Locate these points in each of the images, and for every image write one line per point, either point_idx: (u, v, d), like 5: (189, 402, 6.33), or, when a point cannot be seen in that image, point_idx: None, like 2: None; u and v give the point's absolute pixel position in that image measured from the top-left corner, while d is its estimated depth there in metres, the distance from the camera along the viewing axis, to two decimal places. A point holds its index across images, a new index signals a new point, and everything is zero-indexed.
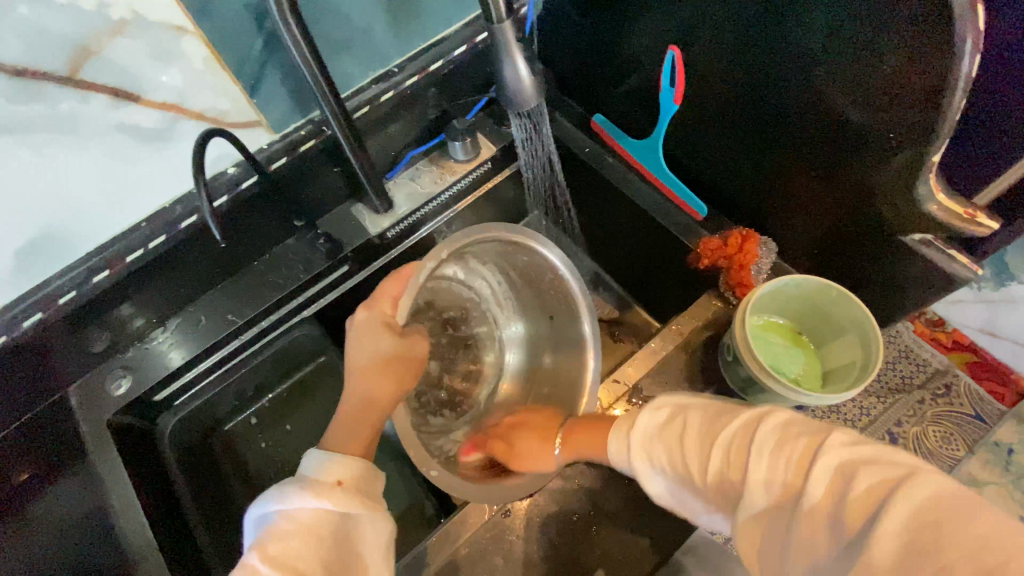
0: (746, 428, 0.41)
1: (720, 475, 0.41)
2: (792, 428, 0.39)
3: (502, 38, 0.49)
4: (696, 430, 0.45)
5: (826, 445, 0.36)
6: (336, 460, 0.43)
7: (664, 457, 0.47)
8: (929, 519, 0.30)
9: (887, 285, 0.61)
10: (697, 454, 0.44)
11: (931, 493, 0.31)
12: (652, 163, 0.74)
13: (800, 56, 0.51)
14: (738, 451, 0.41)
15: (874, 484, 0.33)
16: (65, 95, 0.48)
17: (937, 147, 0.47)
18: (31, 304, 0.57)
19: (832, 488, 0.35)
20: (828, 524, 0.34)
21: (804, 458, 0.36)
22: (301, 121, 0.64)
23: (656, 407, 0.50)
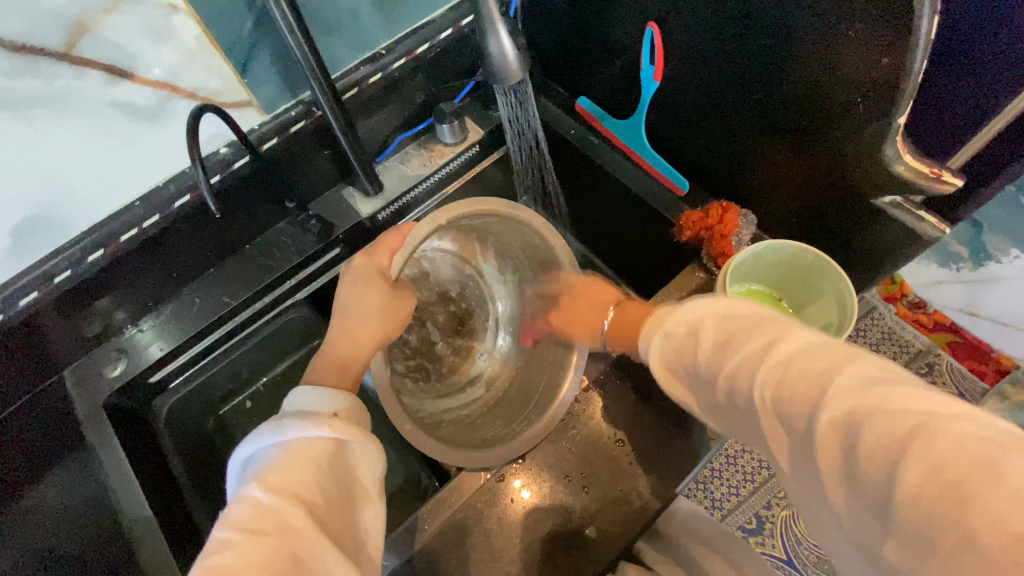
0: (755, 356, 0.37)
1: (722, 396, 0.39)
2: (806, 361, 0.34)
3: (485, 11, 0.51)
4: (708, 322, 0.41)
5: (831, 391, 0.32)
6: (329, 395, 0.45)
7: (670, 353, 0.44)
8: (950, 477, 0.27)
9: (865, 250, 0.63)
10: (685, 338, 0.43)
11: (931, 451, 0.28)
12: (635, 142, 0.76)
13: (772, 22, 0.53)
14: (748, 380, 0.37)
15: (874, 440, 0.30)
16: (61, 71, 0.50)
17: (902, 111, 0.49)
18: (26, 283, 0.57)
19: (838, 433, 0.32)
20: (837, 483, 0.32)
21: (810, 395, 0.33)
22: (291, 102, 0.65)
23: (677, 320, 0.44)
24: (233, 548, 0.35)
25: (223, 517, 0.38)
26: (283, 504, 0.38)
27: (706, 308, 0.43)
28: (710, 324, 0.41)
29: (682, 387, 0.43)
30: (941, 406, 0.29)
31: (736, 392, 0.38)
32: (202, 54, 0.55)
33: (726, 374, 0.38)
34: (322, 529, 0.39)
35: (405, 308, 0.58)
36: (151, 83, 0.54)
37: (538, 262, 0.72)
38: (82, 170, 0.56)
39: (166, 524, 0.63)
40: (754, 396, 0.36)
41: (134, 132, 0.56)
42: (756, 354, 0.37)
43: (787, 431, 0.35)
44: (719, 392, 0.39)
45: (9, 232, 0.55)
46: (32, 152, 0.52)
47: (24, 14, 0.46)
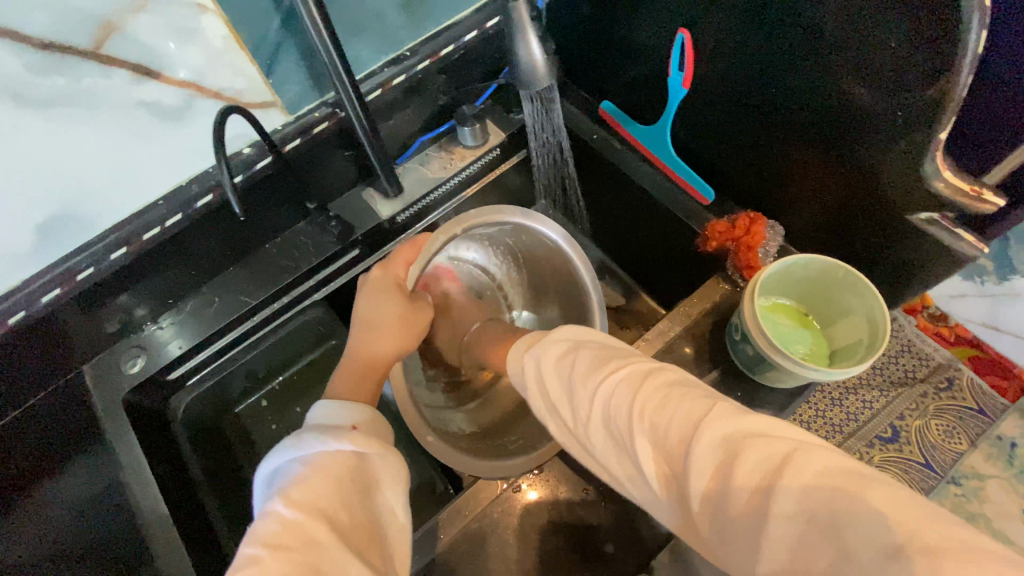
0: (634, 384, 0.40)
1: (611, 425, 0.40)
2: (673, 392, 0.38)
3: (516, 14, 0.50)
4: (585, 363, 0.43)
5: (712, 417, 0.35)
6: (348, 409, 0.47)
7: (557, 393, 0.44)
8: (822, 498, 0.29)
9: (897, 267, 0.61)
10: (581, 382, 0.42)
11: (809, 479, 0.30)
12: (659, 148, 0.75)
13: (810, 29, 0.51)
14: (626, 406, 0.39)
15: (761, 468, 0.32)
16: (89, 69, 0.53)
17: (943, 127, 0.47)
18: (48, 280, 0.57)
19: (721, 464, 0.33)
20: (721, 518, 0.33)
21: (690, 425, 0.35)
22: (316, 102, 0.63)
23: (556, 341, 0.47)
24: (259, 565, 0.35)
25: (249, 534, 0.38)
26: (306, 517, 0.38)
27: (592, 350, 0.44)
28: (590, 358, 0.43)
29: (566, 412, 0.44)
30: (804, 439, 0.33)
31: (620, 429, 0.39)
32: (227, 54, 0.58)
33: (610, 406, 0.40)
34: (346, 542, 0.38)
35: (421, 319, 0.60)
36: (178, 82, 0.57)
37: (555, 267, 0.73)
38: (100, 168, 0.58)
39: (181, 522, 0.63)
40: (635, 427, 0.38)
41: (154, 132, 0.59)
42: (636, 386, 0.40)
43: (666, 456, 0.36)
44: (603, 425, 0.40)
45: (33, 229, 0.57)
46: (53, 146, 0.55)
47: (54, 14, 0.50)
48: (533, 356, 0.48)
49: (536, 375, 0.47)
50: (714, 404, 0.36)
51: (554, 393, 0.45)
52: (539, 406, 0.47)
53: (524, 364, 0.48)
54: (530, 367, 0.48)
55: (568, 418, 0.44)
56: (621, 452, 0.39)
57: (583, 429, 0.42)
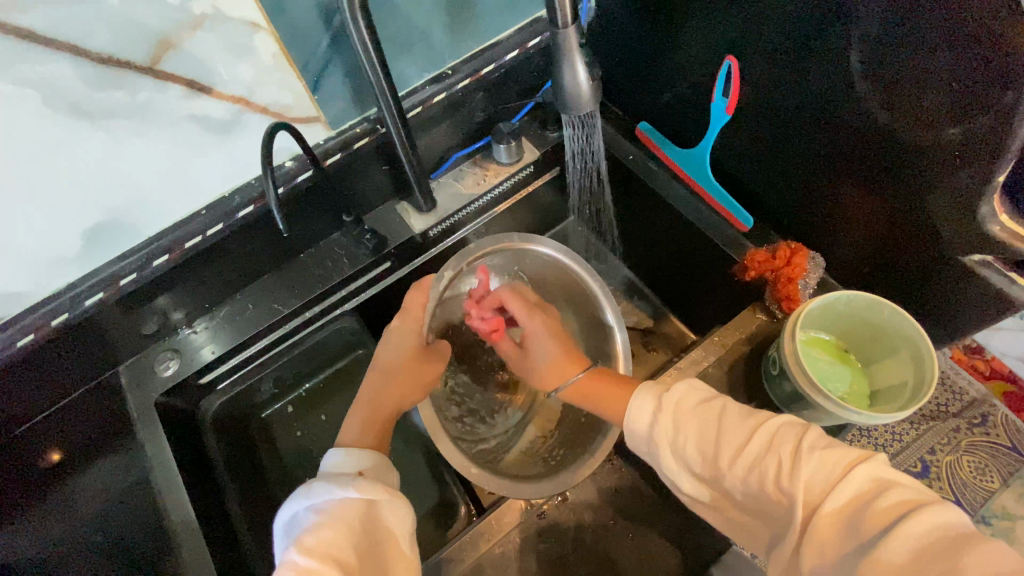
0: (794, 430, 0.45)
1: (756, 469, 0.44)
2: (837, 442, 0.43)
3: (564, 43, 0.50)
4: (735, 414, 0.48)
5: (868, 459, 0.41)
6: (351, 458, 0.50)
7: (696, 435, 0.48)
8: (948, 535, 0.35)
9: (945, 304, 0.59)
10: (733, 431, 0.46)
11: (942, 517, 0.36)
12: (698, 173, 0.74)
13: (867, 64, 0.49)
14: (789, 443, 0.44)
15: (899, 502, 0.37)
16: (144, 83, 0.50)
17: (1003, 168, 0.46)
18: (92, 284, 0.60)
19: (863, 495, 0.39)
20: (845, 535, 0.38)
21: (849, 462, 0.41)
22: (358, 119, 0.66)
23: (695, 386, 0.52)
24: None
25: None
26: (320, 563, 0.39)
27: (738, 406, 0.49)
28: (739, 410, 0.48)
29: (696, 456, 0.48)
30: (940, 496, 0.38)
31: (767, 469, 0.43)
32: (277, 72, 0.55)
33: (766, 449, 0.44)
34: None
35: (429, 370, 0.63)
36: (228, 97, 0.54)
37: (570, 285, 0.73)
38: (153, 177, 0.56)
39: (208, 524, 0.64)
40: (792, 456, 0.43)
41: (206, 143, 0.57)
42: (792, 436, 0.45)
43: (811, 486, 0.41)
44: (751, 455, 0.45)
45: (79, 235, 0.56)
46: (110, 159, 0.53)
47: (114, 28, 0.46)
48: (665, 401, 0.51)
49: (672, 409, 0.50)
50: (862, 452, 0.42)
51: (694, 431, 0.48)
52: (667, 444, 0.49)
53: (661, 401, 0.51)
54: (666, 411, 0.50)
55: (700, 458, 0.47)
56: (757, 495, 0.44)
57: (717, 472, 0.46)
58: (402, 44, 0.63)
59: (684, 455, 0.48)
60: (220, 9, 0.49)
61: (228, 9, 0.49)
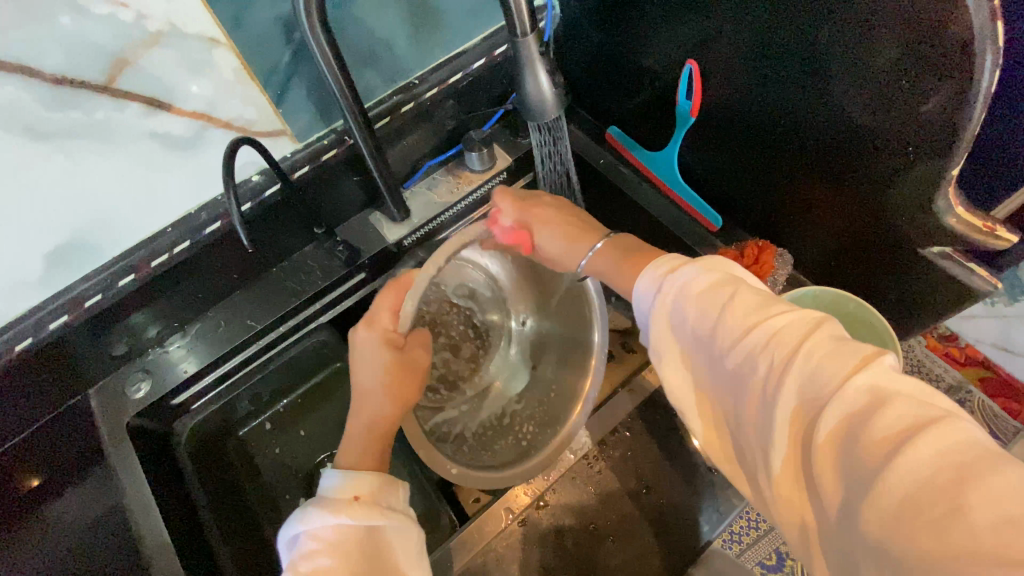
0: (801, 326, 0.37)
1: (749, 361, 0.37)
2: (848, 344, 0.35)
3: (524, 51, 0.50)
4: (743, 302, 0.40)
5: (872, 365, 0.33)
6: (351, 479, 0.48)
7: (695, 316, 0.42)
8: (953, 464, 0.28)
9: (907, 297, 0.60)
10: (732, 322, 0.40)
11: (949, 442, 0.28)
12: (667, 175, 0.75)
13: (822, 64, 0.51)
14: (789, 343, 0.36)
15: (901, 421, 0.30)
16: (101, 102, 0.49)
17: (956, 162, 0.47)
18: (57, 307, 0.58)
19: (857, 410, 0.32)
20: (836, 459, 0.32)
21: (849, 370, 0.33)
22: (324, 131, 0.65)
23: (713, 269, 0.44)
24: None
25: None
26: None
27: (752, 293, 0.41)
28: (752, 296, 0.41)
29: (693, 340, 0.42)
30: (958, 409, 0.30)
31: (760, 363, 0.37)
32: (239, 86, 0.55)
33: (768, 338, 0.37)
34: None
35: (414, 378, 0.58)
36: (189, 113, 0.54)
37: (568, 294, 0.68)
38: (115, 197, 0.55)
39: (187, 548, 0.62)
40: (784, 362, 0.36)
41: (168, 161, 0.56)
42: (803, 328, 0.37)
43: (804, 398, 0.34)
44: (746, 351, 0.38)
45: (41, 258, 0.55)
46: (68, 181, 0.52)
47: (66, 47, 0.45)
48: (671, 281, 0.45)
49: (680, 291, 0.44)
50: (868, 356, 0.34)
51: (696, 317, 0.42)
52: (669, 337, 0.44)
53: (665, 283, 0.45)
54: (670, 293, 0.45)
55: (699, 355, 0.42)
56: (745, 394, 0.38)
57: (711, 358, 0.40)
58: (366, 55, 0.64)
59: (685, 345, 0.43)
60: (176, 25, 0.48)
61: (184, 24, 0.49)
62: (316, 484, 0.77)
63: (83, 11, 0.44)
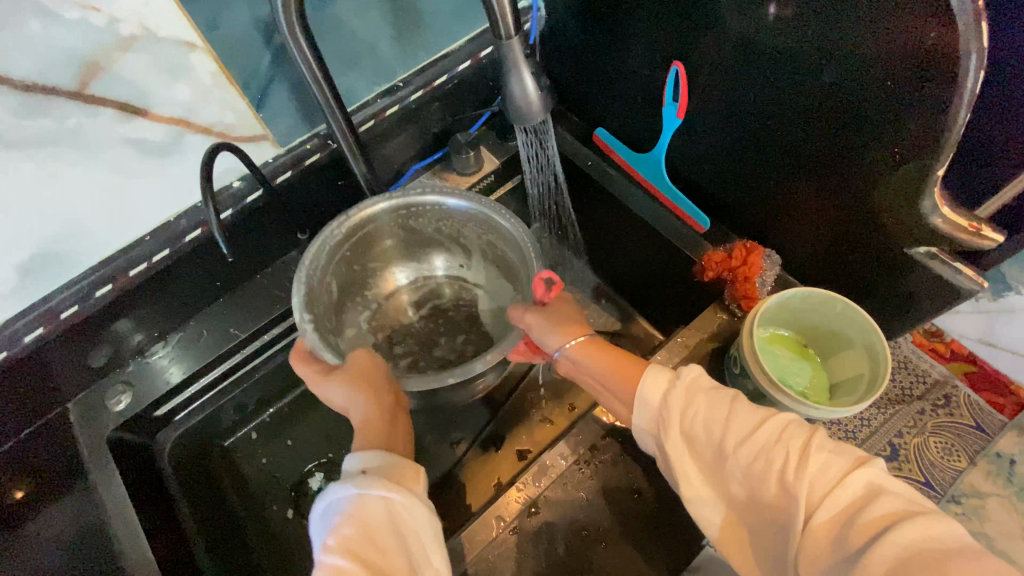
0: (804, 426, 0.42)
1: (763, 460, 0.41)
2: (843, 446, 0.41)
3: (508, 54, 0.50)
4: (749, 403, 0.45)
5: (865, 463, 0.39)
6: (372, 457, 0.45)
7: (705, 416, 0.45)
8: (938, 548, 0.34)
9: (895, 296, 0.60)
10: (742, 418, 0.43)
11: (934, 528, 0.34)
12: (655, 177, 0.74)
13: (807, 65, 0.51)
14: (797, 440, 0.41)
15: (893, 513, 0.36)
16: (73, 109, 0.48)
17: (941, 162, 0.47)
18: (31, 320, 0.56)
19: (855, 501, 0.37)
20: (840, 543, 0.36)
21: (848, 467, 0.39)
22: (307, 135, 0.64)
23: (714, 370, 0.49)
24: None
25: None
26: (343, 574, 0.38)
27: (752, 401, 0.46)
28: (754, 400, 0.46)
29: (703, 442, 0.44)
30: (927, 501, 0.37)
31: (773, 460, 0.41)
32: (217, 90, 0.53)
33: (779, 436, 0.42)
34: None
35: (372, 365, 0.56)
36: (166, 119, 0.52)
37: (424, 210, 0.68)
38: (89, 206, 0.54)
39: (172, 563, 0.61)
40: (796, 457, 0.40)
41: (143, 168, 0.55)
42: (805, 430, 0.42)
43: (810, 488, 0.39)
44: (758, 447, 0.42)
45: (14, 269, 0.53)
46: (39, 190, 0.50)
47: (34, 52, 0.44)
48: (680, 385, 0.47)
49: (691, 385, 0.47)
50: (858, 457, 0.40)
51: (707, 411, 0.45)
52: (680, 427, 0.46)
53: (674, 384, 0.48)
54: (680, 391, 0.47)
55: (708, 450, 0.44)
56: (757, 492, 0.41)
57: (723, 458, 0.43)
58: (348, 58, 0.62)
59: (694, 438, 0.45)
60: (150, 29, 0.47)
61: (158, 29, 0.48)
62: (304, 494, 0.75)
63: (52, 16, 0.43)
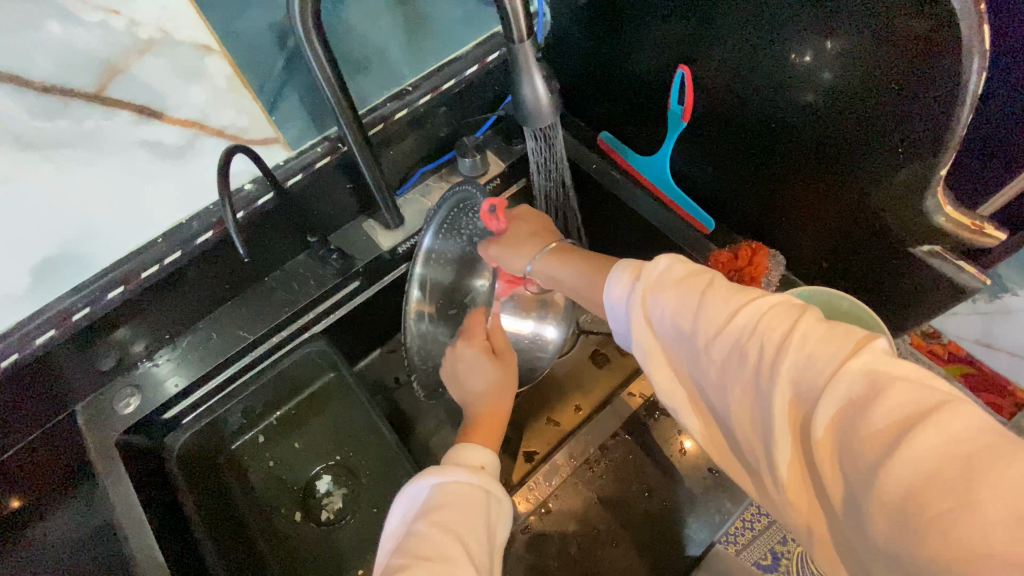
0: (789, 313, 0.36)
1: (737, 354, 0.37)
2: (837, 330, 0.34)
3: (520, 56, 0.51)
4: (722, 294, 0.40)
5: (864, 349, 0.32)
6: (476, 454, 0.54)
7: (674, 309, 0.42)
8: (960, 455, 0.27)
9: (898, 295, 0.61)
10: (713, 313, 0.40)
11: (952, 428, 0.27)
12: (660, 179, 0.76)
13: (816, 66, 0.51)
14: (776, 331, 0.36)
15: (899, 407, 0.29)
16: (90, 111, 0.48)
17: (943, 164, 0.48)
18: (43, 321, 0.56)
19: (856, 397, 0.31)
20: (839, 453, 0.31)
21: (841, 357, 0.32)
22: (318, 138, 0.65)
23: (684, 262, 0.45)
24: (426, 528, 0.45)
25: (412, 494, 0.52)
26: (443, 530, 0.44)
27: (724, 286, 0.41)
28: (728, 285, 0.41)
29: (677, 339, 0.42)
30: (950, 388, 0.30)
31: (750, 356, 0.36)
32: (231, 93, 0.54)
33: (752, 326, 0.37)
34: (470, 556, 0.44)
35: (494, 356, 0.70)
36: (180, 121, 0.53)
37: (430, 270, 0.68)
38: (104, 207, 0.54)
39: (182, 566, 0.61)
40: (779, 354, 0.35)
41: (158, 169, 0.55)
42: (783, 314, 0.37)
43: (800, 389, 0.33)
44: (732, 344, 0.38)
45: (28, 272, 0.53)
46: (56, 192, 0.50)
47: (55, 55, 0.44)
48: (644, 282, 0.46)
49: (653, 284, 0.45)
50: (861, 340, 0.33)
51: (674, 304, 0.42)
52: (648, 332, 0.44)
53: (642, 276, 0.46)
54: (643, 296, 0.45)
55: (681, 349, 0.42)
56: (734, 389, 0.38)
57: (696, 355, 0.40)
58: (360, 63, 0.63)
59: (666, 337, 0.43)
60: (168, 31, 0.48)
61: (176, 31, 0.48)
62: (313, 496, 0.75)
63: (73, 19, 0.43)
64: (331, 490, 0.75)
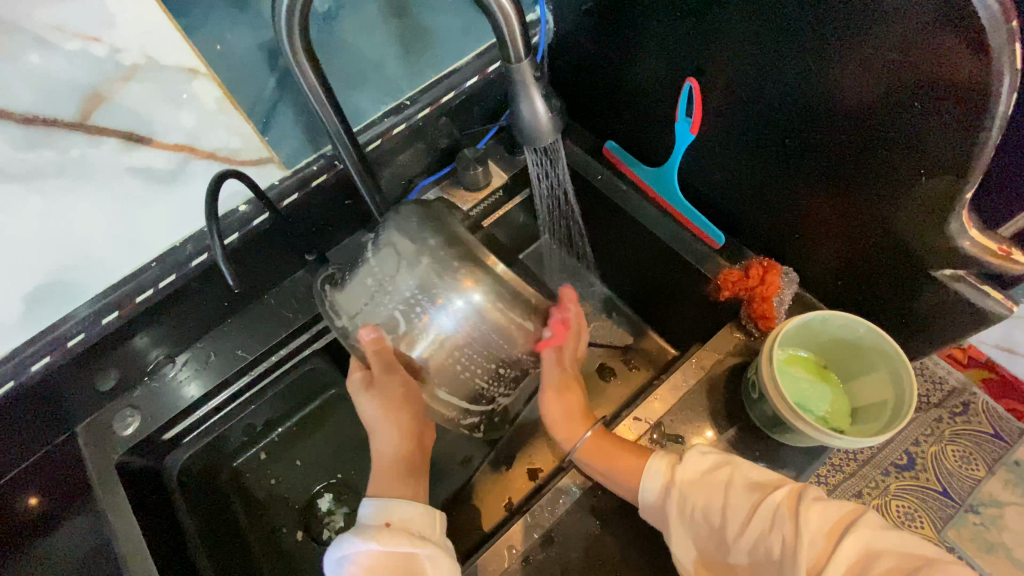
0: (791, 501, 0.49)
1: (762, 540, 0.49)
2: (829, 514, 0.48)
3: (518, 75, 0.49)
4: (741, 487, 0.52)
5: (861, 523, 0.46)
6: (384, 507, 0.52)
7: (700, 515, 0.52)
8: None
9: (915, 319, 0.59)
10: (739, 509, 0.51)
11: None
12: (667, 191, 0.73)
13: (830, 82, 0.49)
14: (790, 524, 0.48)
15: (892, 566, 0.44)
16: (76, 139, 0.46)
17: (967, 186, 0.45)
18: (39, 347, 0.56)
19: (856, 566, 0.44)
20: None
21: (836, 531, 0.46)
22: (313, 156, 0.64)
23: (702, 452, 0.55)
24: None
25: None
26: None
27: (746, 473, 0.53)
28: (745, 479, 0.53)
29: (708, 533, 0.52)
30: (930, 549, 0.45)
31: (773, 541, 0.48)
32: (222, 116, 0.53)
33: (769, 522, 0.49)
34: None
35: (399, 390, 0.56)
36: (169, 146, 0.52)
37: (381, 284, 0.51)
38: (94, 234, 0.53)
39: None
40: (795, 537, 0.47)
41: (149, 196, 0.54)
42: (789, 500, 0.50)
43: (814, 560, 0.46)
44: (762, 532, 0.49)
45: (20, 300, 0.52)
46: (44, 221, 0.49)
47: (35, 86, 0.43)
48: (677, 481, 0.54)
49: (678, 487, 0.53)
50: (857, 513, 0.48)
51: (700, 507, 0.52)
52: (675, 527, 0.53)
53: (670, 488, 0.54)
54: (676, 487, 0.53)
55: (711, 537, 0.52)
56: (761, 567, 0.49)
57: (726, 545, 0.51)
58: (355, 78, 0.61)
59: (693, 545, 0.52)
60: (153, 57, 0.46)
61: (160, 56, 0.47)
62: (313, 514, 0.74)
63: (52, 48, 0.42)
64: (332, 508, 0.74)
